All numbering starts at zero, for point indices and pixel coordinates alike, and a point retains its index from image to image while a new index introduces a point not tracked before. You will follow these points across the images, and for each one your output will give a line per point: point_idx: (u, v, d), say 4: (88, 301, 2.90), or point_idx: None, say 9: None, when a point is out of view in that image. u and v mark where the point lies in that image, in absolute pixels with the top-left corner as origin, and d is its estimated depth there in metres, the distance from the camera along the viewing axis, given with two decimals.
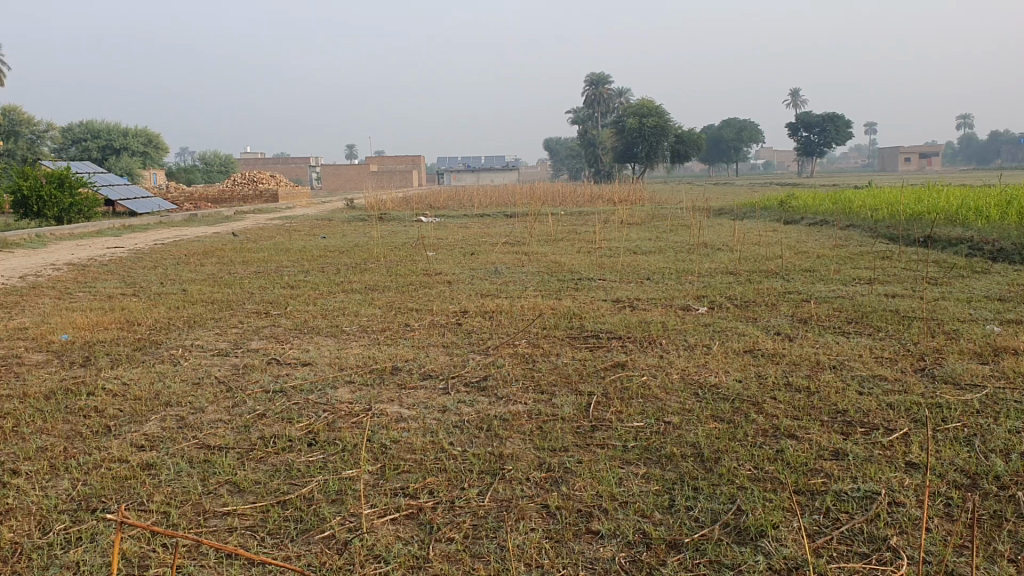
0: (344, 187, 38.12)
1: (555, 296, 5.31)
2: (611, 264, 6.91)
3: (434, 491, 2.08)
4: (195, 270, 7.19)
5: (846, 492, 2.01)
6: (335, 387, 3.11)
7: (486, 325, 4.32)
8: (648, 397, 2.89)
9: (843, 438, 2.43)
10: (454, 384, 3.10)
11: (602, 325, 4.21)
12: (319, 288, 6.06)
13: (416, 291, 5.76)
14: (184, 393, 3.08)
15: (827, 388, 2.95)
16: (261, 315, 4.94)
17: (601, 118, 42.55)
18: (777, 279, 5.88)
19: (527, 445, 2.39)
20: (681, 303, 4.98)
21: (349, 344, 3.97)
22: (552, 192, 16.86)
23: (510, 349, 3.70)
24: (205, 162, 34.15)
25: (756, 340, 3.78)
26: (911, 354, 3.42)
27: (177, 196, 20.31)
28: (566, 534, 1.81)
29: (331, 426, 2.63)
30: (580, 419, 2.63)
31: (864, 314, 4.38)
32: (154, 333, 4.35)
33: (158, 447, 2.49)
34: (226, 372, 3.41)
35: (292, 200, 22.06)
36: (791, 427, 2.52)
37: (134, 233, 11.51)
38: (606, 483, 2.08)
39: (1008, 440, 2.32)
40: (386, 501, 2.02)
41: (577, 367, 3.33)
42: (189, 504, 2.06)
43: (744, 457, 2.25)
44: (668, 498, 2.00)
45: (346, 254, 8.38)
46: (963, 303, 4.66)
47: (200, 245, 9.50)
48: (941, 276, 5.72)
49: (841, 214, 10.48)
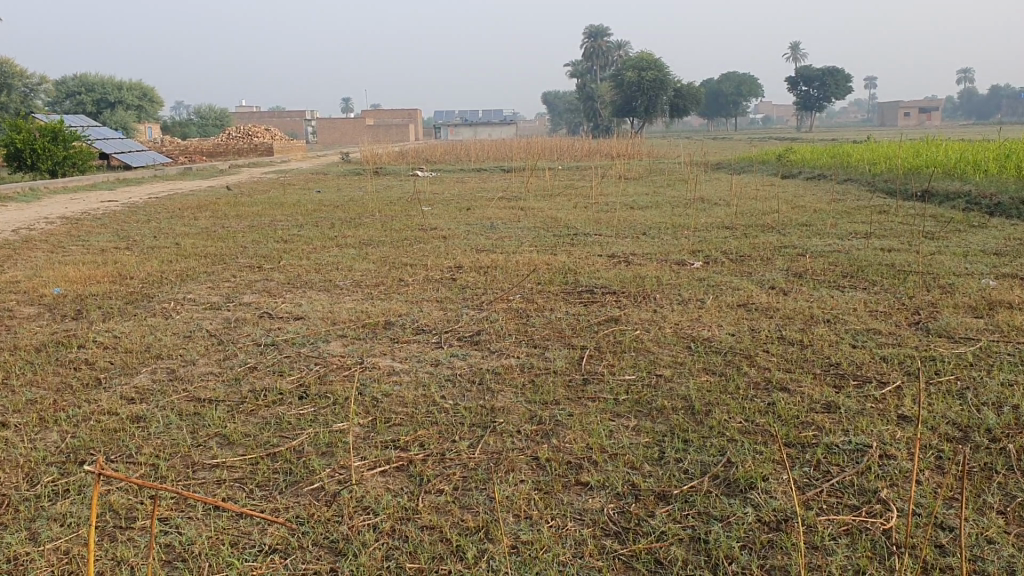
0: (341, 142, 37.85)
1: (550, 250, 5.29)
2: (608, 219, 6.87)
3: (425, 443, 2.08)
4: (190, 224, 7.15)
5: (837, 445, 2.00)
6: (327, 340, 3.10)
7: (480, 279, 4.31)
8: (641, 350, 2.89)
9: (835, 391, 2.42)
10: (448, 338, 3.09)
11: (597, 280, 4.18)
12: (313, 242, 6.03)
13: (411, 245, 5.74)
14: (176, 346, 3.07)
15: (820, 341, 2.94)
16: (254, 269, 4.91)
17: (600, 72, 42.16)
18: (773, 233, 5.86)
19: (518, 398, 2.39)
20: (677, 257, 4.95)
21: (343, 298, 3.96)
22: (549, 147, 16.73)
23: (504, 303, 3.69)
24: (200, 116, 33.85)
25: (750, 294, 3.77)
26: (906, 308, 3.41)
27: (171, 150, 20.14)
28: (555, 486, 1.80)
29: (322, 379, 2.62)
30: (572, 372, 2.63)
31: (860, 269, 4.36)
32: (147, 287, 4.33)
33: (147, 400, 2.49)
34: (218, 325, 3.40)
35: (287, 154, 21.88)
36: (783, 380, 2.52)
37: (128, 186, 11.44)
38: (596, 435, 2.08)
39: (1001, 392, 2.31)
40: (376, 453, 2.01)
41: (571, 321, 3.32)
42: (177, 457, 2.05)
43: (735, 410, 2.25)
44: (657, 451, 1.99)
45: (341, 208, 8.33)
46: (960, 257, 4.64)
47: (195, 199, 9.45)
48: (937, 230, 5.70)
49: (839, 169, 10.41)
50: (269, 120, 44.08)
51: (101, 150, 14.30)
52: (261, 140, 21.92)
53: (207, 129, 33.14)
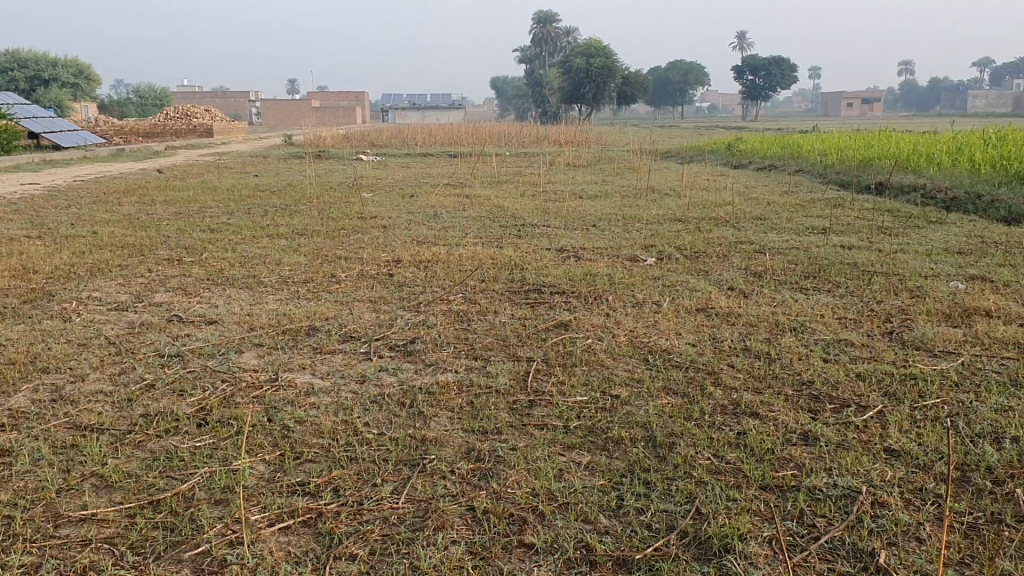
0: (285, 123, 37.10)
1: (495, 243, 4.98)
2: (557, 209, 6.57)
3: (340, 488, 1.77)
4: (112, 210, 6.69)
5: (821, 490, 1.73)
6: (240, 351, 2.75)
7: (419, 276, 3.97)
8: (593, 364, 2.58)
9: (811, 418, 2.14)
10: (378, 348, 2.76)
11: (544, 279, 3.88)
12: (240, 232, 5.64)
13: (347, 236, 5.38)
14: (67, 357, 2.68)
15: (789, 355, 2.67)
16: (173, 263, 4.51)
17: (549, 56, 41.85)
18: (727, 227, 5.60)
19: (454, 428, 2.07)
20: (629, 253, 4.67)
21: (266, 298, 3.60)
22: (497, 134, 16.37)
23: (443, 305, 3.36)
24: (139, 95, 32.82)
25: (710, 297, 3.49)
26: (878, 314, 3.16)
27: (105, 129, 19.37)
28: (494, 551, 1.50)
29: (228, 401, 2.28)
30: (516, 393, 2.32)
31: (823, 268, 4.12)
32: (50, 282, 3.91)
33: (18, 428, 2.12)
34: (120, 331, 3.02)
35: (227, 136, 21.20)
36: (753, 402, 2.23)
37: (52, 168, 10.84)
38: (543, 478, 1.78)
39: (996, 421, 2.06)
40: (282, 503, 1.70)
41: (516, 328, 3.01)
42: (40, 506, 1.71)
43: (702, 443, 1.96)
44: (614, 498, 1.70)
45: (277, 194, 7.91)
46: (924, 256, 4.41)
47: (121, 182, 8.95)
48: (896, 226, 5.50)
49: (790, 159, 10.23)
50: (210, 98, 43.02)
51: (29, 129, 13.64)
52: (199, 120, 21.21)
53: (145, 108, 32.27)
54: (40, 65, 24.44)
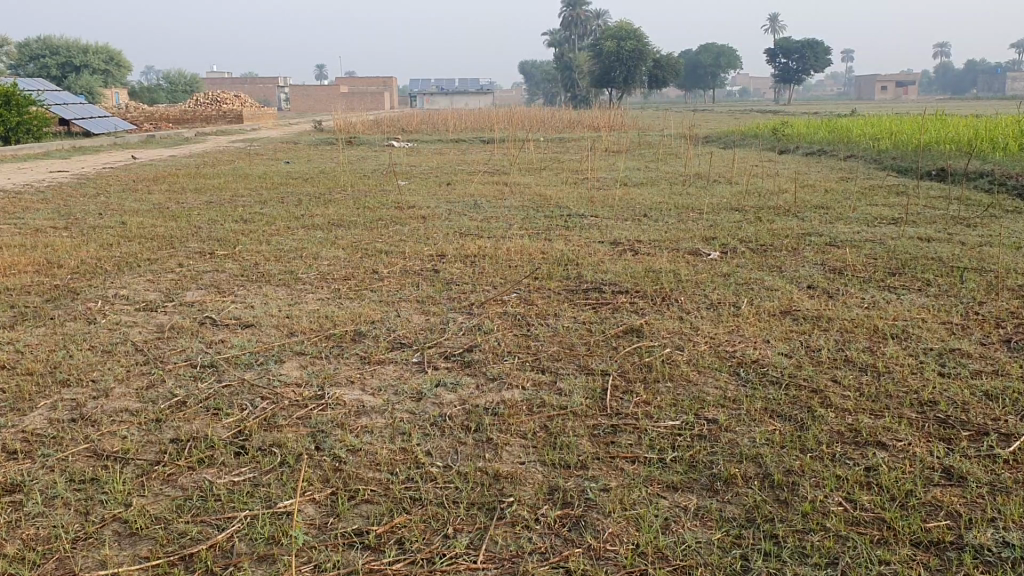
0: (314, 109, 36.89)
1: (543, 236, 4.68)
2: (603, 198, 6.25)
3: (406, 539, 1.49)
4: (141, 199, 6.45)
5: (990, 550, 1.42)
6: (279, 360, 2.47)
7: (468, 273, 3.68)
8: (677, 379, 2.28)
9: (948, 449, 1.82)
10: (433, 359, 2.47)
11: (604, 276, 3.57)
12: (275, 223, 5.37)
13: (386, 227, 5.11)
14: (91, 367, 2.42)
15: (900, 368, 2.34)
16: (205, 257, 4.24)
17: (579, 41, 41.36)
18: (789, 217, 5.26)
19: (533, 460, 1.78)
20: (689, 246, 4.35)
21: (306, 296, 3.33)
22: (530, 118, 16.03)
23: (499, 307, 3.07)
24: (168, 81, 32.80)
25: (790, 297, 3.17)
26: (986, 319, 2.82)
27: (135, 117, 19.27)
28: None
29: (268, 422, 2.00)
30: (596, 416, 2.02)
31: (906, 264, 3.77)
32: (76, 279, 3.66)
33: (32, 457, 1.85)
34: (148, 337, 2.75)
35: (256, 122, 21.00)
36: (876, 429, 1.92)
37: (81, 154, 10.66)
38: (649, 531, 1.49)
39: None
40: (339, 561, 1.42)
41: (582, 335, 2.70)
42: (52, 562, 1.44)
43: (830, 484, 1.66)
44: (740, 561, 1.40)
45: (310, 182, 7.64)
46: (1013, 250, 4.05)
47: (152, 170, 8.74)
48: (971, 216, 5.13)
49: (839, 143, 9.83)
50: (240, 83, 42.93)
51: (59, 116, 13.48)
52: (230, 107, 21.04)
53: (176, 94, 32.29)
54: (72, 51, 24.35)
